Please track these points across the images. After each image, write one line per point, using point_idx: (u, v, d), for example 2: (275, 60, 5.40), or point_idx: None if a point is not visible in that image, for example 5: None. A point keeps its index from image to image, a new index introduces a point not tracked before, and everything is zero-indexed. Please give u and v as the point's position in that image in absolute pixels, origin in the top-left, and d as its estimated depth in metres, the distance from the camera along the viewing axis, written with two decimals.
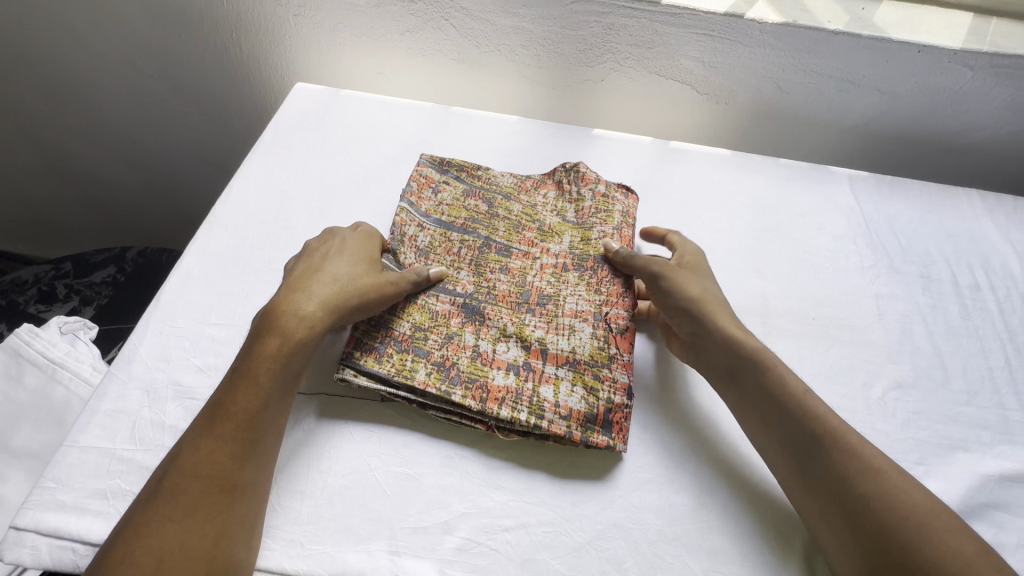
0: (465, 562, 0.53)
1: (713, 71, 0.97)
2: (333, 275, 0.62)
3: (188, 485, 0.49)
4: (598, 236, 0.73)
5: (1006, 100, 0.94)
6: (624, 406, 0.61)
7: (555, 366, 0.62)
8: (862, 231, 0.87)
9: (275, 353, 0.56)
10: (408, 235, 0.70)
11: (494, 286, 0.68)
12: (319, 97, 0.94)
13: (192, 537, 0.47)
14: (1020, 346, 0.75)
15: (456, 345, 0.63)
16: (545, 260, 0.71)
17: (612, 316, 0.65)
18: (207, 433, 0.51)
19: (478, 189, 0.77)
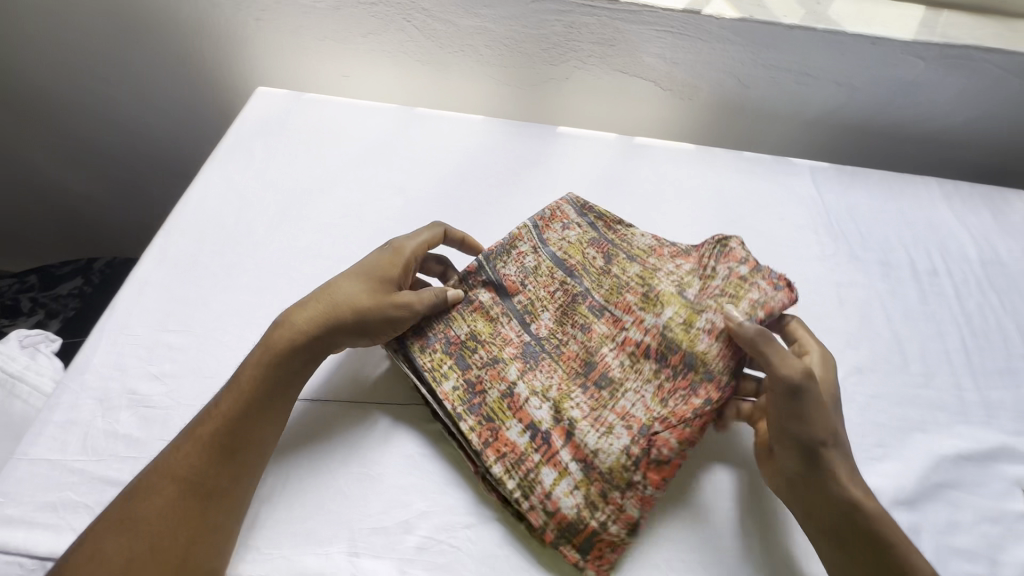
0: (426, 561, 0.52)
1: (676, 67, 0.97)
2: (337, 293, 0.61)
3: (164, 486, 0.50)
4: (703, 325, 0.61)
5: (959, 90, 0.96)
6: (616, 537, 0.53)
7: (575, 461, 0.55)
8: (823, 220, 0.89)
9: (262, 362, 0.57)
10: (518, 249, 0.69)
11: (567, 343, 0.63)
12: (281, 101, 0.93)
13: (162, 540, 0.48)
14: (976, 329, 0.77)
15: (497, 375, 0.60)
16: (631, 334, 0.63)
17: (658, 440, 0.55)
18: (191, 434, 0.53)
19: (607, 241, 0.72)
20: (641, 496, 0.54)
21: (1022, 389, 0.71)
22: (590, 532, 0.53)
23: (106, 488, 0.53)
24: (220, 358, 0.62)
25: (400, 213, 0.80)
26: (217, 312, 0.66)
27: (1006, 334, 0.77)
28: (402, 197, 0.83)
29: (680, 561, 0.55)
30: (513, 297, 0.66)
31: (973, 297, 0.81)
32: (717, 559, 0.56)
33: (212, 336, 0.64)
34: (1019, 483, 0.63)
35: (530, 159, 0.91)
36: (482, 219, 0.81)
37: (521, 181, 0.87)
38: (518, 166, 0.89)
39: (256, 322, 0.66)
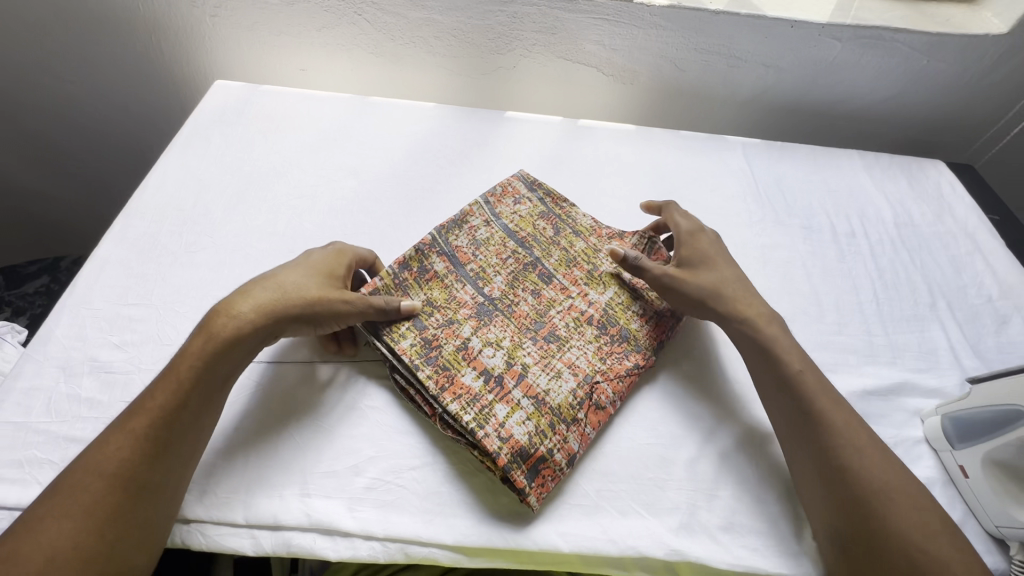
0: (374, 499, 0.57)
1: (616, 53, 1.04)
2: (284, 281, 0.62)
3: (91, 482, 0.49)
4: (637, 310, 0.70)
5: (876, 69, 1.04)
6: (558, 466, 0.58)
7: (526, 399, 0.60)
8: (752, 190, 0.96)
9: (200, 350, 0.56)
10: (470, 224, 0.74)
11: (518, 302, 0.68)
12: (238, 93, 0.97)
13: (86, 539, 0.47)
14: (887, 282, 0.84)
15: (452, 331, 0.64)
16: (577, 303, 0.69)
17: (598, 388, 0.63)
18: (119, 428, 0.52)
19: (556, 216, 0.77)
20: (580, 432, 0.60)
21: (925, 333, 0.78)
22: (536, 459, 0.57)
23: (69, 445, 0.56)
24: (178, 327, 0.66)
25: (353, 193, 0.85)
26: (176, 286, 0.70)
27: (914, 286, 0.84)
28: (355, 178, 0.87)
29: (610, 490, 0.60)
30: (466, 265, 0.70)
31: (886, 255, 0.89)
32: (644, 488, 0.60)
33: (171, 307, 0.68)
34: (919, 412, 0.70)
35: (478, 142, 0.96)
36: (432, 197, 0.86)
37: (469, 161, 0.92)
38: (467, 148, 0.95)
39: (212, 294, 0.70)
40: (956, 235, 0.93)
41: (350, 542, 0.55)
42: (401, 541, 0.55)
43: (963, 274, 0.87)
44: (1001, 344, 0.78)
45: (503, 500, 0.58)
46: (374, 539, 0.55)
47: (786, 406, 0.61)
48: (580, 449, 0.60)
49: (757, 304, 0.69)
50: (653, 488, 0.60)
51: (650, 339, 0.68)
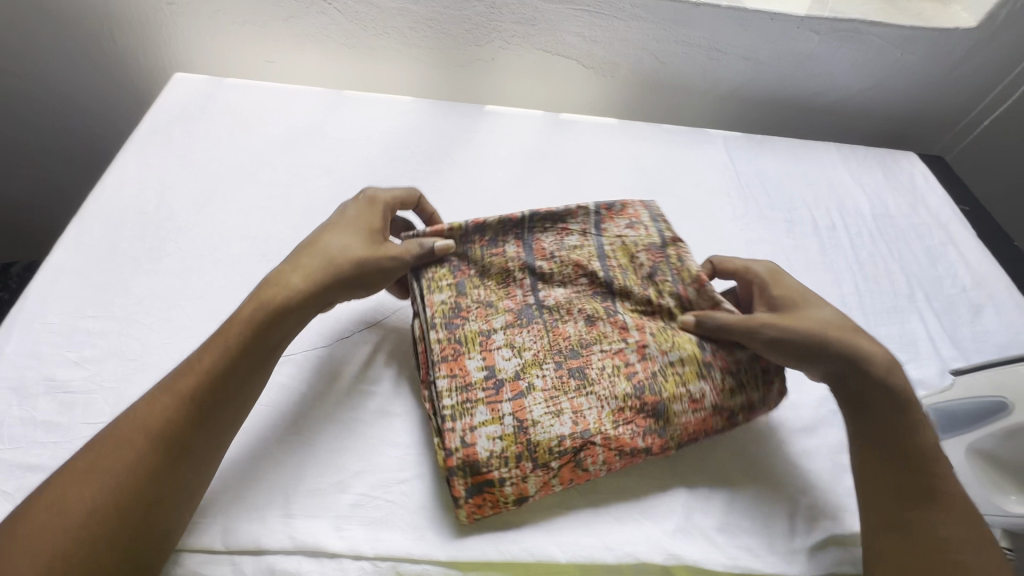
0: (361, 516, 0.54)
1: (596, 46, 1.02)
2: (328, 245, 0.60)
3: (136, 442, 0.48)
4: (695, 391, 0.60)
5: (852, 62, 1.05)
6: (506, 498, 0.55)
7: (511, 418, 0.57)
8: (735, 185, 0.95)
9: (250, 319, 0.54)
10: (567, 226, 0.68)
11: (565, 321, 0.63)
12: (201, 87, 0.91)
13: (126, 498, 0.46)
14: (867, 275, 0.86)
15: (486, 314, 0.63)
16: (625, 351, 0.62)
17: (590, 448, 0.57)
18: (165, 390, 0.51)
19: (664, 250, 0.66)
20: (544, 480, 0.56)
21: (906, 324, 0.80)
22: (484, 478, 0.55)
23: (25, 474, 0.52)
24: (144, 341, 0.62)
25: (328, 193, 0.81)
26: (139, 296, 0.65)
27: (893, 278, 0.86)
28: (330, 176, 0.83)
29: (604, 496, 0.59)
30: (537, 262, 0.66)
31: (866, 247, 0.90)
32: (638, 491, 0.59)
33: (135, 319, 0.63)
34: None
35: (456, 137, 0.93)
36: None
37: (449, 158, 0.89)
38: (446, 144, 0.91)
39: (179, 304, 0.65)
40: (930, 227, 0.94)
41: (338, 563, 0.52)
42: (392, 559, 0.52)
43: (939, 265, 0.89)
44: (976, 333, 0.80)
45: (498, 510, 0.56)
46: (363, 559, 0.52)
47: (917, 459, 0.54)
48: (536, 493, 0.56)
49: (877, 343, 0.58)
50: (649, 491, 0.59)
51: (683, 432, 0.59)
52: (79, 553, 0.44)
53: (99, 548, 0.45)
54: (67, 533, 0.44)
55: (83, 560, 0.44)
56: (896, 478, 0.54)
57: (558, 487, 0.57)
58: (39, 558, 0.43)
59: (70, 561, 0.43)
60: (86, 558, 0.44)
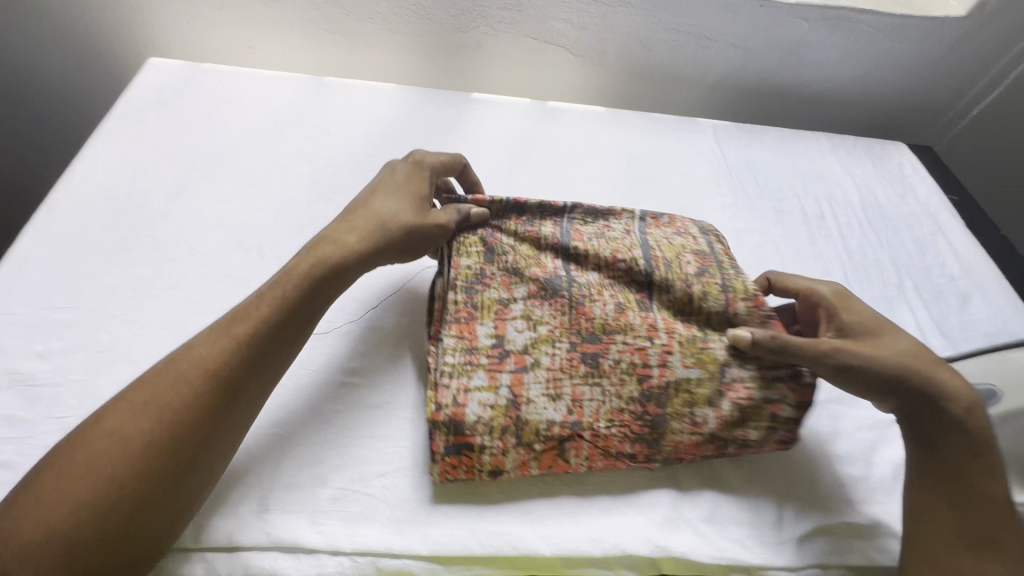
0: (341, 510, 0.53)
1: (583, 33, 1.00)
2: (379, 208, 0.60)
3: (189, 377, 0.46)
4: (700, 415, 0.57)
5: (842, 51, 1.04)
6: (480, 468, 0.55)
7: (507, 391, 0.57)
8: (724, 174, 0.94)
9: (306, 273, 0.54)
10: (608, 222, 0.69)
11: (593, 300, 0.61)
12: (176, 72, 0.89)
13: (182, 432, 0.45)
14: (856, 264, 0.85)
15: (509, 283, 0.63)
16: (647, 354, 0.59)
17: (576, 441, 0.56)
18: (220, 331, 0.49)
19: (710, 261, 0.65)
20: (523, 460, 0.55)
21: (894, 314, 0.79)
22: (465, 441, 0.54)
23: None
24: (113, 332, 0.60)
25: (309, 180, 0.79)
26: (110, 286, 0.63)
27: (882, 267, 0.85)
28: (311, 163, 0.81)
29: (590, 488, 0.57)
30: (574, 242, 0.66)
31: (855, 237, 0.89)
32: (624, 482, 0.58)
33: (104, 310, 0.61)
34: None
35: (441, 124, 0.91)
36: None
37: (434, 146, 0.87)
38: (431, 132, 0.89)
39: (152, 294, 0.63)
40: (919, 216, 0.94)
41: (315, 559, 0.50)
42: (372, 554, 0.51)
43: (927, 254, 0.88)
44: (964, 323, 0.79)
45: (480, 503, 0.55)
46: (342, 554, 0.51)
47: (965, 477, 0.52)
48: (512, 470, 0.55)
49: (956, 378, 0.55)
50: (636, 483, 0.58)
51: (673, 450, 0.57)
52: (134, 482, 0.42)
53: (152, 481, 0.43)
54: (122, 462, 0.43)
55: (137, 490, 0.42)
56: (936, 482, 0.52)
57: (536, 471, 0.56)
58: (96, 483, 0.42)
59: (126, 489, 0.42)
60: (140, 489, 0.43)
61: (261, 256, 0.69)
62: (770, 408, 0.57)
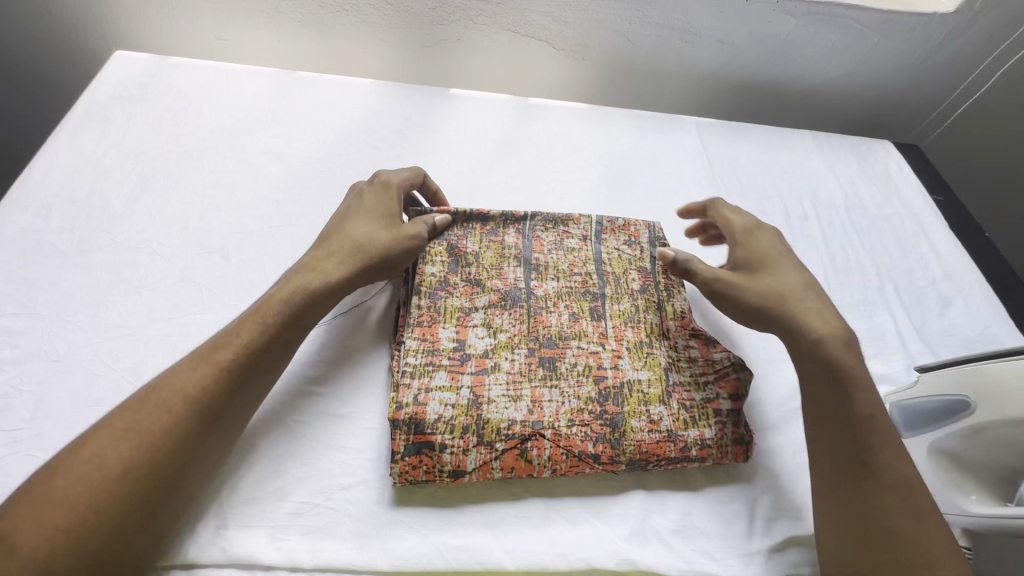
0: (300, 525, 0.52)
1: (565, 26, 0.97)
2: (354, 233, 0.60)
3: (174, 404, 0.45)
4: (656, 413, 0.59)
5: (829, 47, 1.02)
6: (439, 467, 0.54)
7: (468, 390, 0.57)
8: (706, 173, 0.93)
9: (288, 299, 0.54)
10: (568, 229, 0.71)
11: (550, 311, 0.64)
12: (142, 66, 0.86)
13: (161, 458, 0.44)
14: (838, 267, 0.84)
15: (471, 292, 0.64)
16: (602, 359, 0.61)
17: (537, 441, 0.56)
18: (201, 356, 0.48)
19: (653, 276, 0.69)
20: (483, 460, 0.54)
21: (873, 318, 0.78)
22: (425, 440, 0.54)
23: None
24: (70, 340, 0.58)
25: (279, 180, 0.77)
26: (67, 292, 0.61)
27: (863, 270, 0.84)
28: (281, 162, 0.79)
29: (558, 501, 0.56)
30: (534, 255, 0.68)
31: (838, 239, 0.88)
32: (593, 493, 0.57)
33: (61, 317, 0.59)
34: None
35: (417, 121, 0.88)
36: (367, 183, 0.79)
37: (409, 144, 0.85)
38: (408, 129, 0.87)
39: (110, 300, 0.61)
40: (902, 217, 0.93)
41: None
42: (332, 570, 0.50)
43: (909, 257, 0.87)
44: (944, 327, 0.79)
45: (446, 518, 0.54)
46: (301, 570, 0.50)
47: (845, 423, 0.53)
48: (473, 472, 0.54)
49: (825, 315, 0.57)
50: (605, 494, 0.58)
51: (636, 450, 0.57)
52: (112, 509, 0.41)
53: (130, 506, 0.42)
54: (104, 488, 0.41)
55: (115, 517, 0.41)
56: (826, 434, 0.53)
57: (497, 474, 0.55)
58: (71, 510, 0.40)
59: (103, 515, 0.41)
60: (117, 516, 0.41)
61: (225, 260, 0.67)
62: (711, 406, 0.60)
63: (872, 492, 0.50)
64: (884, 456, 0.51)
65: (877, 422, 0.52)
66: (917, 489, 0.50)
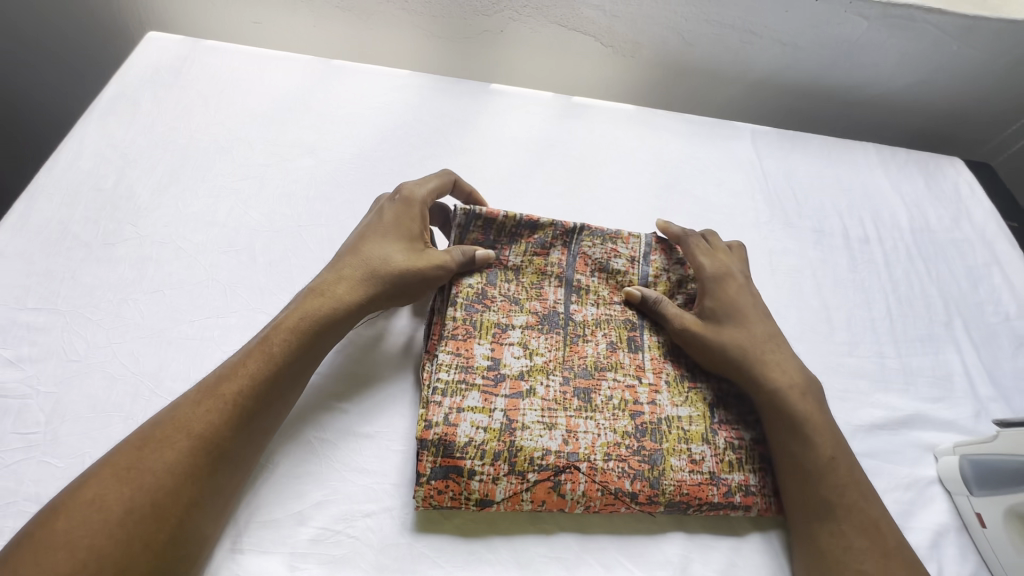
0: (319, 554, 0.48)
1: (616, 21, 0.91)
2: (370, 256, 0.58)
3: (179, 440, 0.45)
4: (698, 454, 0.54)
5: (901, 53, 0.94)
6: (465, 494, 0.50)
7: (501, 414, 0.53)
8: (760, 187, 0.86)
9: (296, 327, 0.52)
10: (616, 245, 0.66)
11: (587, 340, 0.60)
12: (174, 48, 0.83)
13: (166, 497, 0.43)
14: (902, 297, 0.77)
15: (509, 309, 0.60)
16: (640, 393, 0.57)
17: (570, 474, 0.51)
18: (208, 392, 0.48)
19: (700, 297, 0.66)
20: (514, 490, 0.51)
21: (940, 356, 0.72)
22: (453, 464, 0.50)
23: None
24: (90, 340, 0.55)
25: (309, 176, 0.73)
26: (89, 287, 0.59)
27: (929, 301, 0.77)
28: (312, 156, 0.75)
29: (593, 541, 0.52)
30: (577, 275, 0.64)
31: (901, 265, 0.81)
32: (630, 535, 0.53)
33: (81, 313, 0.57)
34: (933, 449, 0.64)
35: (456, 118, 0.84)
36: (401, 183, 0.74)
37: (447, 141, 0.81)
38: (444, 126, 0.82)
39: (133, 298, 0.59)
40: (973, 243, 0.85)
41: None
42: None
43: (980, 289, 0.80)
44: (1018, 370, 0.72)
45: (474, 554, 0.50)
46: None
47: (818, 463, 0.54)
48: (501, 501, 0.51)
49: (789, 367, 0.59)
50: (643, 537, 0.53)
51: (676, 491, 0.52)
52: (114, 552, 0.40)
53: (134, 551, 0.41)
54: (106, 530, 0.40)
55: (118, 562, 0.40)
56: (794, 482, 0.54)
57: (526, 505, 0.51)
58: (72, 556, 0.39)
59: (104, 561, 0.39)
60: (121, 561, 0.40)
61: (251, 260, 0.64)
62: (758, 450, 0.56)
63: (839, 534, 0.51)
64: (850, 497, 0.53)
65: (838, 463, 0.54)
66: (883, 529, 0.52)
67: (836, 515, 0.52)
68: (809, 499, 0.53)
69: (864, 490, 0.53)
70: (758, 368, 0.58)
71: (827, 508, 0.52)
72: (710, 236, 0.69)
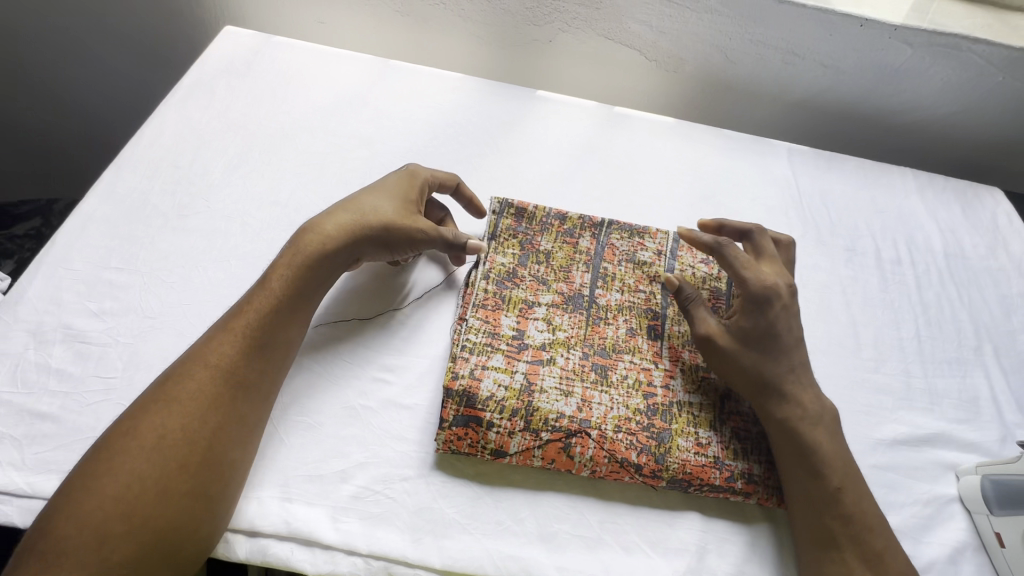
0: (359, 510, 0.52)
1: (662, 37, 0.95)
2: (364, 206, 0.63)
3: (196, 371, 0.51)
4: (703, 437, 0.58)
5: (944, 80, 0.95)
6: (481, 443, 0.55)
7: (522, 376, 0.58)
8: (794, 203, 0.88)
9: (291, 266, 0.58)
10: (643, 240, 0.71)
11: (608, 322, 0.64)
12: (249, 42, 0.89)
13: (193, 425, 0.49)
14: (932, 319, 0.78)
15: (537, 288, 0.64)
16: (651, 373, 0.61)
17: (581, 438, 0.56)
18: (221, 330, 0.54)
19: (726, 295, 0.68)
20: (527, 446, 0.55)
21: (967, 379, 0.72)
22: (474, 414, 0.55)
23: (36, 421, 0.52)
24: (164, 299, 0.61)
25: (366, 166, 0.78)
26: (165, 252, 0.64)
27: (959, 325, 0.78)
28: (368, 148, 0.80)
29: (613, 523, 0.55)
30: (604, 263, 0.68)
31: (933, 288, 0.82)
32: (649, 519, 0.56)
33: (157, 276, 0.62)
34: (955, 467, 0.64)
35: (503, 120, 0.88)
36: None
37: (493, 141, 0.85)
38: (492, 127, 0.87)
39: (202, 265, 0.64)
40: (1008, 273, 0.86)
41: (330, 555, 0.50)
42: (386, 560, 0.51)
43: (1013, 317, 0.80)
44: None
45: (500, 524, 0.53)
46: (356, 554, 0.51)
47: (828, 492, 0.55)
48: (514, 455, 0.55)
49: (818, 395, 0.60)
50: (661, 525, 0.56)
51: (679, 469, 0.56)
52: (152, 474, 0.46)
53: (171, 473, 0.47)
54: (145, 454, 0.47)
55: (158, 481, 0.46)
56: (806, 505, 0.55)
57: (537, 462, 0.56)
58: (118, 479, 0.45)
59: (147, 481, 0.46)
60: (160, 482, 0.46)
61: None
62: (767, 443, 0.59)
63: (840, 562, 0.52)
64: (859, 531, 0.54)
65: (845, 495, 0.55)
66: (887, 560, 0.53)
67: (841, 544, 0.53)
68: (817, 521, 0.54)
69: (870, 524, 0.54)
70: (785, 377, 0.59)
71: (830, 535, 0.53)
72: (759, 234, 0.68)
